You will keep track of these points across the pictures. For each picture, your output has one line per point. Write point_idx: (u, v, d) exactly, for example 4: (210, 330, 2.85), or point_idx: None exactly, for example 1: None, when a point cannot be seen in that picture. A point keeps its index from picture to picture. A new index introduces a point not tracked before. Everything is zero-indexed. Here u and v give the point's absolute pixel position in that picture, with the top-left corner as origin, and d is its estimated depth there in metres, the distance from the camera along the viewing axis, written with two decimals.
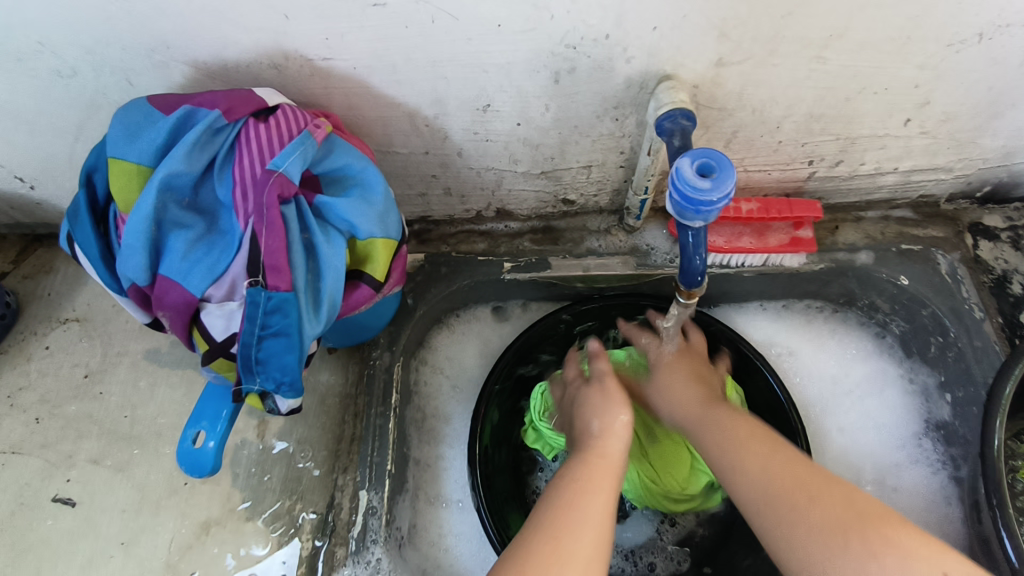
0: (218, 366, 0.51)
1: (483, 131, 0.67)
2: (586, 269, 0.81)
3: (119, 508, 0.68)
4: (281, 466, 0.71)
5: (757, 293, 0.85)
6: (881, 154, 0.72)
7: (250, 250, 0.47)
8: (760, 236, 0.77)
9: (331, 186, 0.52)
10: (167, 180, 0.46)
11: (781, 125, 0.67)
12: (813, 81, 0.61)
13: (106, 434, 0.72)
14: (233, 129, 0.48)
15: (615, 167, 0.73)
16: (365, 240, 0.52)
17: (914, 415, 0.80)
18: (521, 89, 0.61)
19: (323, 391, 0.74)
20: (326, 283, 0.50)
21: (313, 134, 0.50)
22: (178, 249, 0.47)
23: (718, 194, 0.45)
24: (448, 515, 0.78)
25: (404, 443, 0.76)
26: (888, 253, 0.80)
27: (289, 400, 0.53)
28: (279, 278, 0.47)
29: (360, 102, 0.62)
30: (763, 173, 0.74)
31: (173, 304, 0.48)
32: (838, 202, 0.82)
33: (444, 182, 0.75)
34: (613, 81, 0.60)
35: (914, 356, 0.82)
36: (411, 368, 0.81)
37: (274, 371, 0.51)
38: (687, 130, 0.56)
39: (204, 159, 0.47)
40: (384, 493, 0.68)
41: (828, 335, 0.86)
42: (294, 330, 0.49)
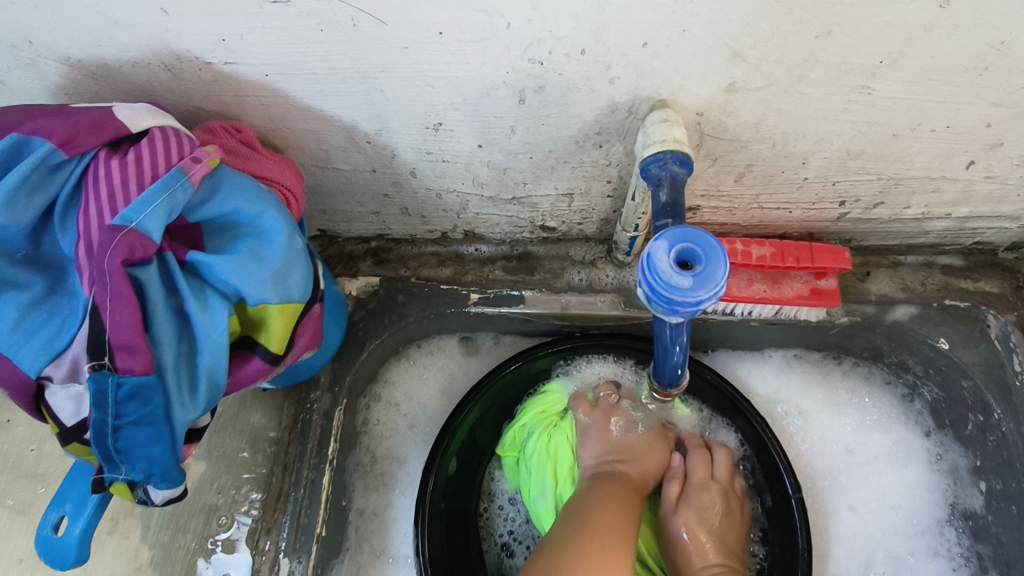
0: (75, 450, 0.41)
1: (438, 151, 0.55)
2: (564, 306, 0.69)
3: (15, 557, 0.61)
4: (198, 521, 0.62)
5: (765, 340, 0.73)
6: (932, 198, 0.58)
7: (93, 325, 0.37)
8: (775, 285, 0.63)
9: (216, 234, 0.41)
10: None
11: (807, 162, 0.53)
12: (851, 114, 0.47)
13: (9, 469, 0.64)
14: (78, 164, 0.38)
15: (601, 196, 0.61)
16: (256, 306, 0.41)
17: (938, 497, 0.69)
18: (479, 107, 0.48)
19: (253, 433, 0.66)
20: (204, 360, 0.40)
21: (186, 172, 0.39)
22: (6, 316, 0.37)
23: (707, 290, 0.33)
24: (394, 572, 0.68)
25: (344, 495, 0.67)
26: (929, 310, 0.67)
27: (164, 492, 0.43)
28: (132, 361, 0.37)
29: (282, 114, 0.50)
30: (782, 210, 0.61)
31: (8, 383, 0.39)
32: (873, 243, 0.68)
33: (400, 201, 0.64)
34: (595, 105, 0.47)
35: (946, 428, 0.69)
36: (359, 406, 0.71)
37: (141, 462, 0.41)
38: (679, 178, 0.44)
39: (38, 204, 0.37)
40: (309, 562, 0.61)
41: (844, 397, 0.73)
42: (159, 419, 0.39)
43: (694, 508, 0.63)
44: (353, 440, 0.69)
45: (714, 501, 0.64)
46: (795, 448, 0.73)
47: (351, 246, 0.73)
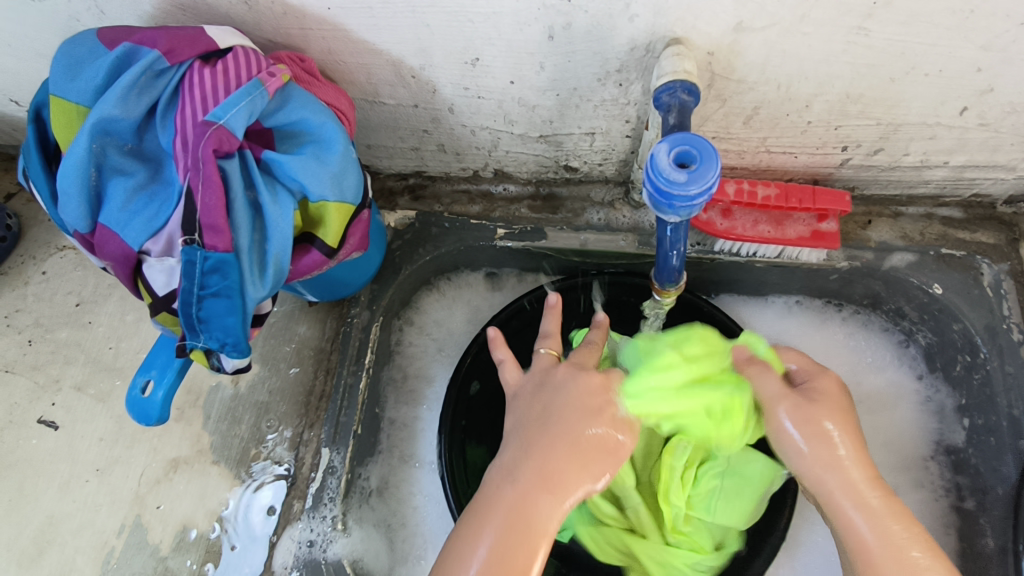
0: (164, 319, 0.49)
1: (474, 87, 0.61)
2: (583, 243, 0.75)
3: (96, 437, 0.70)
4: (252, 414, 0.71)
5: (769, 284, 0.78)
6: (930, 145, 0.63)
7: (187, 206, 0.45)
8: (778, 225, 0.68)
9: (286, 140, 0.49)
10: (103, 124, 0.44)
11: (810, 105, 0.58)
12: (850, 56, 0.52)
13: (91, 363, 0.74)
14: (177, 72, 0.45)
15: (620, 136, 0.66)
16: (317, 203, 0.48)
17: (924, 435, 0.74)
18: (512, 42, 0.54)
19: (300, 342, 0.74)
20: (272, 246, 0.48)
21: (264, 83, 0.46)
22: (117, 197, 0.45)
23: (698, 187, 0.39)
24: (420, 475, 0.76)
25: (378, 403, 0.75)
26: (925, 257, 0.71)
27: (233, 361, 0.51)
28: (216, 238, 0.45)
29: (339, 47, 0.57)
30: (788, 155, 0.66)
31: (114, 255, 0.47)
32: (876, 193, 0.73)
33: (437, 138, 0.71)
34: (616, 42, 0.53)
35: (936, 371, 0.74)
36: (393, 327, 0.78)
37: (217, 331, 0.49)
38: (687, 106, 0.50)
39: (144, 103, 0.45)
40: (348, 454, 0.68)
41: (841, 339, 0.79)
42: (235, 292, 0.47)
43: (820, 397, 0.51)
44: (387, 356, 0.77)
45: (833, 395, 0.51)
46: None
47: (391, 182, 0.80)
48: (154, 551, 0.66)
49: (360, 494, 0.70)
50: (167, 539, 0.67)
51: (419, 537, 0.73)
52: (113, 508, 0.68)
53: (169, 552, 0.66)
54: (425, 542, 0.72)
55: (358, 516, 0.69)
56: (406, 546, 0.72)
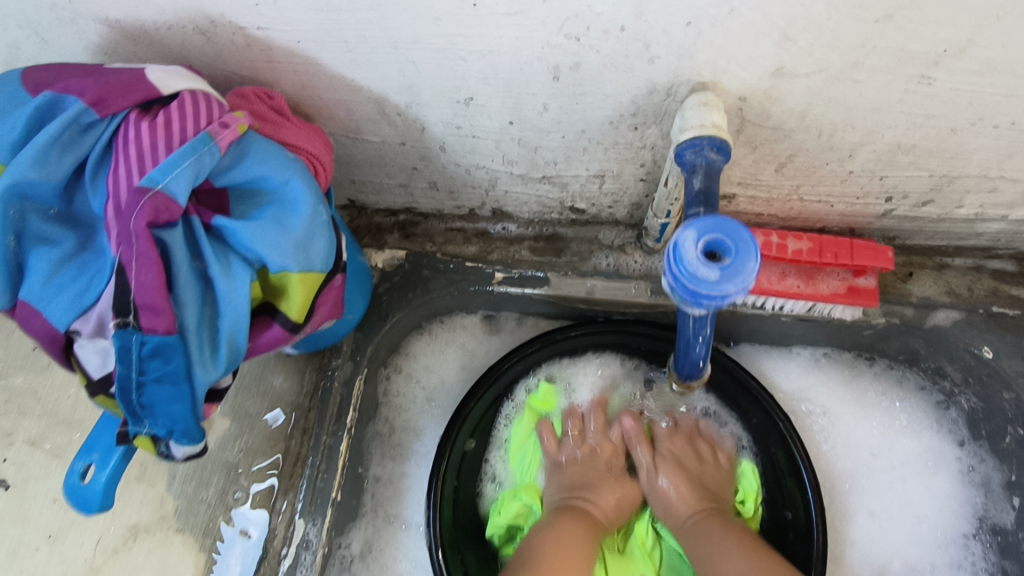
0: (102, 402, 0.43)
1: (468, 126, 0.54)
2: (589, 291, 0.68)
3: (50, 499, 0.64)
4: (220, 477, 0.64)
5: (795, 337, 0.71)
6: (989, 198, 0.55)
7: (119, 284, 0.38)
8: (809, 280, 0.61)
9: (243, 200, 0.42)
10: (20, 187, 0.37)
11: (854, 155, 0.51)
12: (907, 106, 0.44)
13: (47, 415, 0.67)
14: (109, 124, 0.38)
15: (634, 180, 0.59)
16: (278, 273, 0.41)
17: (965, 510, 0.66)
18: (511, 82, 0.47)
19: (275, 396, 0.67)
20: (225, 323, 0.41)
21: (214, 137, 0.39)
22: (39, 270, 0.38)
23: (733, 285, 0.32)
24: (407, 538, 0.69)
25: (362, 462, 0.68)
26: (974, 316, 0.63)
27: (184, 448, 0.44)
28: (154, 320, 0.38)
29: (313, 82, 0.50)
30: (824, 203, 0.59)
31: (39, 335, 0.40)
32: (918, 242, 0.65)
33: (428, 175, 0.63)
34: (632, 84, 0.45)
35: (982, 439, 0.67)
36: (379, 377, 0.72)
37: (162, 418, 0.42)
38: (716, 166, 0.42)
39: (71, 161, 0.38)
40: (325, 526, 0.62)
41: (874, 398, 0.71)
42: (181, 378, 0.40)
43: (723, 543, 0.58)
44: (372, 409, 0.70)
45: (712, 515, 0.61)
46: (817, 449, 0.71)
47: (378, 218, 0.73)
48: None
49: (340, 563, 0.66)
50: None
51: None
52: None
53: None
54: None
55: None
56: None
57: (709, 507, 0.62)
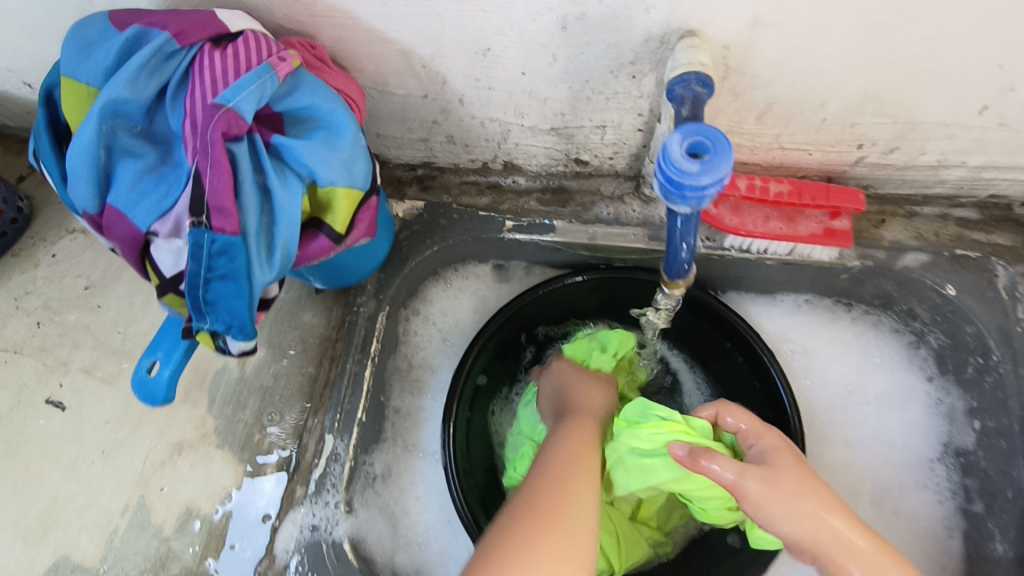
0: (170, 301, 0.49)
1: (485, 77, 0.61)
2: (592, 237, 0.75)
3: (102, 419, 0.71)
4: (256, 399, 0.72)
5: (778, 282, 0.77)
6: (947, 145, 0.62)
7: (195, 189, 0.45)
8: (790, 222, 0.68)
9: (296, 125, 0.49)
10: (114, 105, 0.44)
11: (826, 102, 0.58)
12: (869, 51, 0.51)
13: (99, 346, 0.74)
14: (187, 55, 0.45)
15: (632, 130, 0.66)
16: (325, 187, 0.48)
17: (932, 437, 0.73)
18: (525, 33, 0.54)
19: (305, 330, 0.74)
20: (280, 229, 0.48)
21: (275, 67, 0.46)
22: (126, 178, 0.45)
23: (710, 177, 0.38)
24: (423, 464, 0.76)
25: (383, 392, 0.75)
26: (939, 258, 0.70)
27: (239, 343, 0.51)
28: (224, 221, 0.45)
29: (351, 34, 0.57)
30: (802, 152, 0.65)
31: (123, 237, 0.47)
32: (890, 192, 0.72)
33: (447, 129, 0.70)
34: (629, 34, 0.52)
35: (947, 374, 0.73)
36: (399, 317, 0.78)
37: (223, 314, 0.49)
38: (701, 98, 0.49)
39: (155, 85, 0.45)
40: (351, 442, 0.68)
41: (851, 339, 0.78)
42: (242, 276, 0.47)
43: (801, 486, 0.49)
44: (393, 346, 0.77)
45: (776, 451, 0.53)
46: (798, 383, 0.77)
47: (399, 172, 0.80)
48: (157, 532, 0.67)
49: (365, 479, 0.71)
50: (170, 520, 0.67)
51: (420, 527, 0.73)
52: (117, 489, 0.68)
53: (172, 534, 0.67)
54: (425, 532, 0.72)
55: (360, 501, 0.70)
56: (406, 534, 0.72)
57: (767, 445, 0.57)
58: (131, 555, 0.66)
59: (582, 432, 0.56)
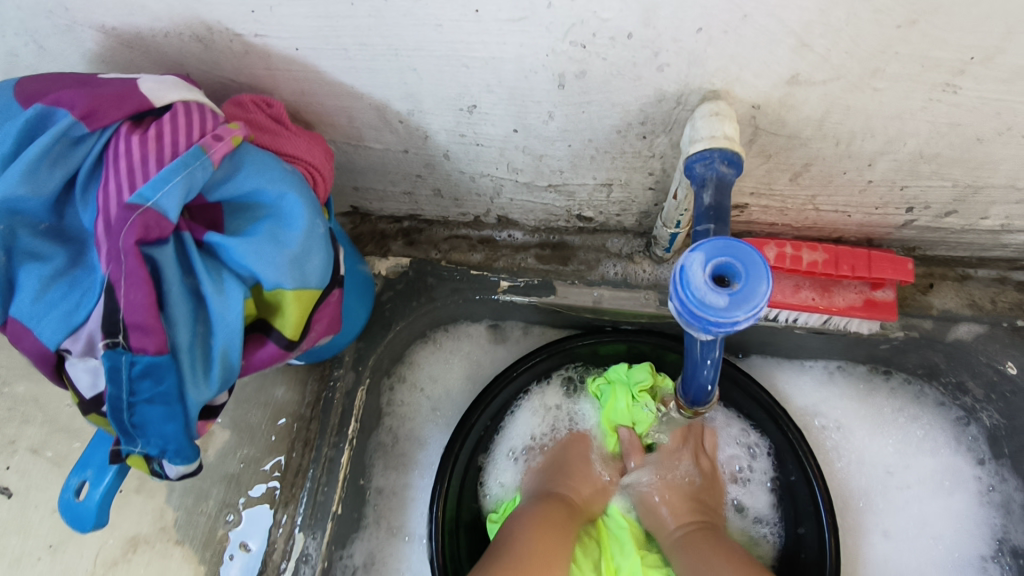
0: (95, 420, 0.42)
1: (472, 134, 0.52)
2: (597, 300, 0.66)
3: (51, 508, 0.64)
4: (220, 488, 0.64)
5: (808, 350, 0.68)
6: (1015, 209, 0.52)
7: (109, 302, 0.37)
8: (824, 293, 0.59)
9: (237, 214, 0.40)
10: (10, 203, 0.36)
11: (875, 164, 0.48)
12: (930, 114, 0.42)
13: (49, 423, 0.67)
14: (101, 137, 0.37)
15: (643, 188, 0.57)
16: (272, 290, 0.40)
17: (984, 532, 0.64)
18: (515, 90, 0.45)
19: (276, 407, 0.66)
20: (218, 341, 0.40)
21: (208, 151, 0.38)
22: (32, 286, 0.37)
23: (743, 311, 0.30)
24: (410, 550, 0.68)
25: (363, 474, 0.67)
26: (998, 331, 0.61)
27: (178, 467, 0.43)
28: (144, 339, 0.37)
29: (313, 89, 0.48)
30: (841, 213, 0.56)
31: (32, 353, 0.39)
32: (939, 253, 0.62)
33: (432, 182, 0.62)
34: (641, 91, 0.44)
35: (1003, 458, 0.64)
36: (383, 387, 0.70)
37: (156, 438, 0.41)
38: (727, 180, 0.40)
39: (63, 175, 0.37)
40: (324, 540, 0.61)
41: (890, 415, 0.69)
42: (172, 398, 0.39)
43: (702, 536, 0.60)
44: (375, 420, 0.69)
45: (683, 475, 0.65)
46: (830, 466, 0.69)
47: (383, 224, 0.72)
48: None
49: (342, 574, 0.64)
50: None
51: None
52: None
53: None
54: None
55: None
56: None
57: (699, 521, 0.62)
58: None
59: (555, 515, 0.60)
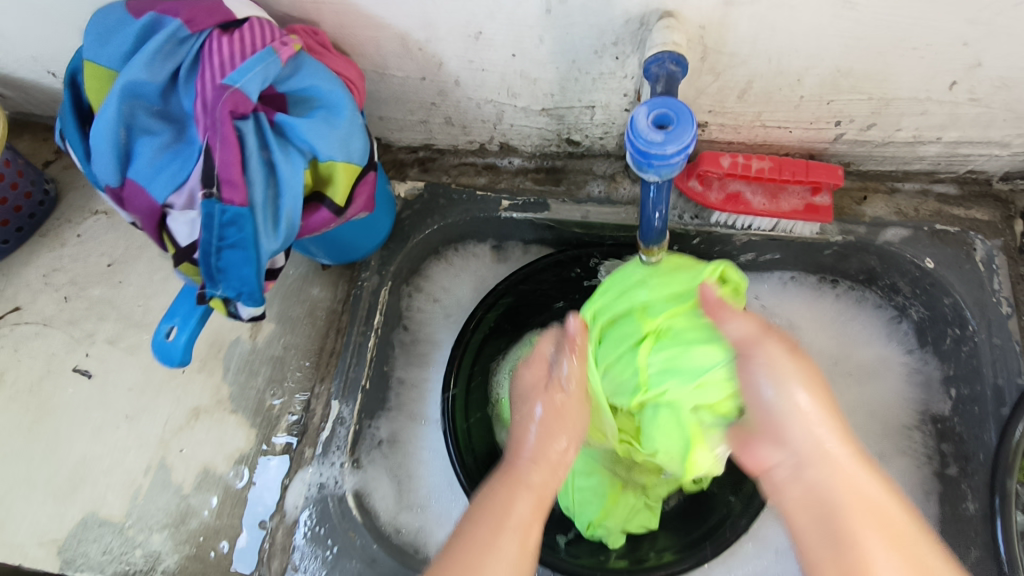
0: (185, 269, 0.54)
1: (478, 60, 0.64)
2: (585, 215, 0.78)
3: (126, 386, 0.76)
4: (268, 368, 0.76)
5: (764, 259, 0.80)
6: (922, 120, 0.64)
7: (206, 163, 0.49)
8: (773, 199, 0.70)
9: (298, 105, 0.52)
10: (132, 87, 0.48)
11: (802, 79, 0.60)
12: (838, 29, 0.54)
13: (122, 318, 0.80)
14: (197, 40, 0.49)
15: (619, 110, 0.69)
16: (325, 162, 0.52)
17: (911, 406, 0.76)
18: (512, 16, 0.57)
19: (313, 303, 0.78)
20: (284, 200, 0.51)
21: (278, 51, 0.50)
22: (145, 154, 0.49)
23: (674, 147, 0.42)
24: (425, 432, 0.80)
25: (387, 362, 0.79)
26: (919, 233, 0.72)
27: (249, 309, 0.55)
28: (233, 192, 0.49)
29: (351, 21, 0.60)
30: (783, 129, 0.68)
31: (142, 208, 0.51)
32: (872, 169, 0.74)
33: (444, 111, 0.74)
34: (611, 15, 0.56)
35: (927, 345, 0.75)
36: (403, 293, 0.82)
37: (234, 280, 0.53)
38: (675, 76, 0.53)
39: (170, 68, 0.49)
40: (356, 407, 0.72)
41: (834, 315, 0.81)
42: (250, 244, 0.51)
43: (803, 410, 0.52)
44: (396, 319, 0.81)
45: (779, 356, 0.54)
46: None
47: (401, 154, 0.84)
48: (178, 489, 0.72)
49: (370, 441, 0.75)
50: (189, 479, 0.72)
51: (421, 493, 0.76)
52: (141, 450, 0.73)
53: (191, 491, 0.71)
54: (425, 497, 0.76)
55: (366, 459, 0.74)
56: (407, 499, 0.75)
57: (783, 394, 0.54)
58: (154, 511, 0.71)
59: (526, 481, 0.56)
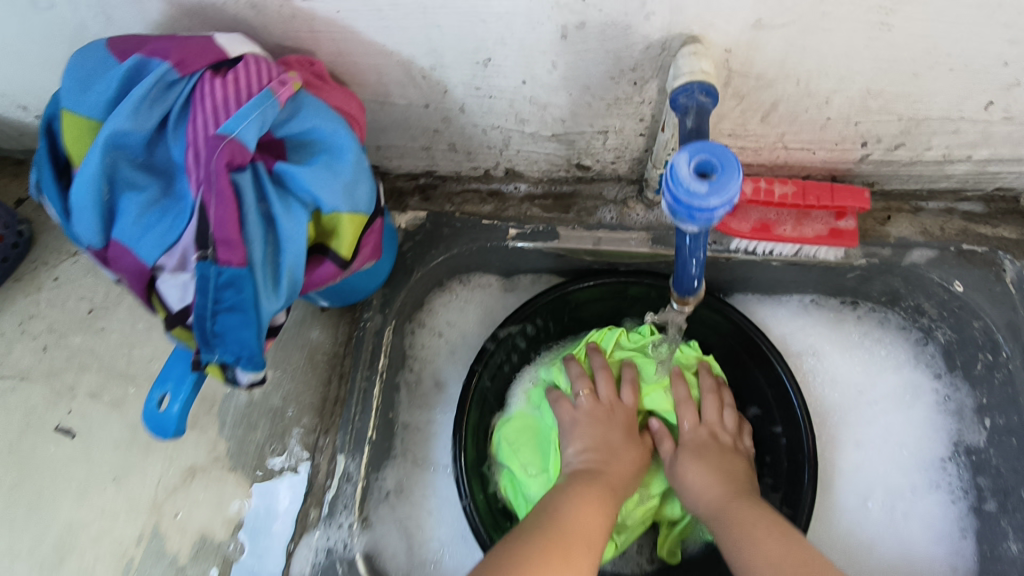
0: (178, 333, 0.48)
1: (485, 87, 0.60)
2: (597, 242, 0.74)
3: (112, 444, 0.71)
4: (266, 420, 0.71)
5: (785, 283, 0.77)
6: (952, 139, 0.61)
7: (201, 221, 0.45)
8: (796, 224, 0.67)
9: (298, 149, 0.48)
10: (116, 138, 0.43)
11: (831, 101, 0.57)
12: (872, 51, 0.51)
13: (105, 369, 0.74)
14: (187, 83, 0.45)
15: (635, 135, 0.65)
16: (330, 213, 0.47)
17: (943, 437, 0.73)
18: (525, 44, 0.53)
19: (313, 347, 0.74)
20: (285, 256, 0.47)
21: (275, 92, 0.45)
22: (131, 212, 0.45)
23: (718, 198, 0.38)
24: (434, 478, 0.75)
25: (393, 408, 0.74)
26: (946, 253, 0.69)
27: (249, 374, 0.50)
28: (230, 253, 0.44)
29: (350, 48, 0.56)
30: (807, 151, 0.65)
31: (129, 270, 0.46)
32: (895, 188, 0.71)
33: (448, 137, 0.69)
34: (631, 41, 0.52)
35: (956, 370, 0.73)
36: (405, 330, 0.77)
37: (233, 345, 0.48)
38: (705, 107, 0.50)
39: (157, 114, 0.44)
40: (362, 462, 0.67)
41: (858, 339, 0.78)
42: (249, 306, 0.46)
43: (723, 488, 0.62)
44: (401, 361, 0.76)
45: (706, 441, 0.66)
46: (807, 383, 0.78)
47: (400, 182, 0.79)
48: (174, 558, 0.67)
49: (378, 494, 0.70)
50: (186, 547, 0.67)
51: (432, 546, 0.72)
52: (133, 515, 0.68)
53: (188, 560, 0.67)
54: (437, 552, 0.72)
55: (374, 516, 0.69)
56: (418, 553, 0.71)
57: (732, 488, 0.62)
58: None
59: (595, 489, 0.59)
